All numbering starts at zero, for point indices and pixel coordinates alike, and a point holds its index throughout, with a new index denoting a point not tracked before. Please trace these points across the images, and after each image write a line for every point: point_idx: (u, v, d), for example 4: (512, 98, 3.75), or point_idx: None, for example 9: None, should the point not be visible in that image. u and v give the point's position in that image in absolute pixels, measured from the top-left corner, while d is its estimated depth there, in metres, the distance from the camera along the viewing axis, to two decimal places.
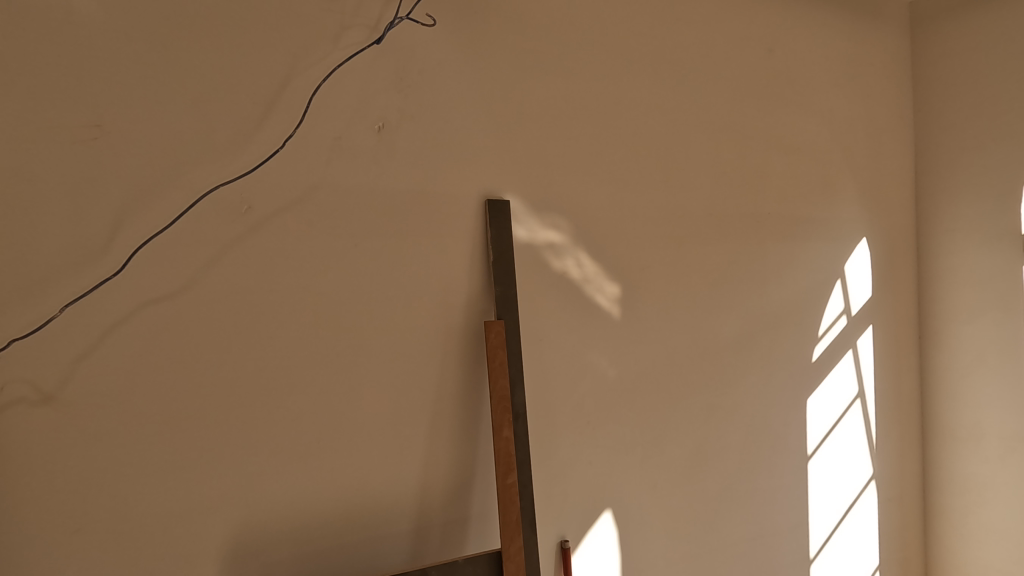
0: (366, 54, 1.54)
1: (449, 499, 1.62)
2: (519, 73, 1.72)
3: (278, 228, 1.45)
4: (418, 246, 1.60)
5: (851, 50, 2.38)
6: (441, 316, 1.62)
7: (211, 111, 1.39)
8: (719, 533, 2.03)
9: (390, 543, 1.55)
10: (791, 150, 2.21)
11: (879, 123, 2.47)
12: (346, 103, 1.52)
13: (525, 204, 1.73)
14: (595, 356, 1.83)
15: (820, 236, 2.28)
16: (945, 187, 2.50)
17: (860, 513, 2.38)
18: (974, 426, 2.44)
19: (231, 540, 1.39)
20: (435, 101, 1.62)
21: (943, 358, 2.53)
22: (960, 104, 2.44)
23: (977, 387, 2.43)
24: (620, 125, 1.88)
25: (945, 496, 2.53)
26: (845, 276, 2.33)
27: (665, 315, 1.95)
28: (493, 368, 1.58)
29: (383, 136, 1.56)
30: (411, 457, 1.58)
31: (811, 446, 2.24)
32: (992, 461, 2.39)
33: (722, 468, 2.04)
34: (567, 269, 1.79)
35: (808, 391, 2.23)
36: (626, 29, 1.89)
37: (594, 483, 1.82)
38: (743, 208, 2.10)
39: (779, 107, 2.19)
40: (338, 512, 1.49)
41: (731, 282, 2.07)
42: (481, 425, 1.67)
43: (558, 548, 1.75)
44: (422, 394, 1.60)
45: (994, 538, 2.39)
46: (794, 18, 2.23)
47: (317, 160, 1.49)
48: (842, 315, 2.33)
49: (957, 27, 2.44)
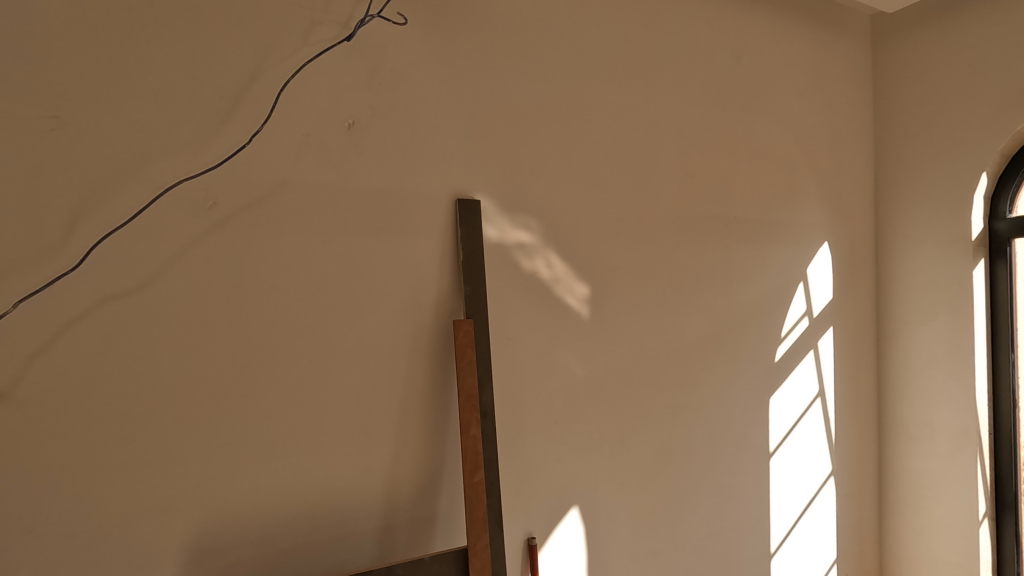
0: (336, 51, 1.54)
1: (416, 497, 1.62)
2: (491, 74, 1.73)
3: (244, 224, 1.43)
4: (388, 244, 1.60)
5: (816, 59, 2.45)
6: (410, 314, 1.63)
7: (176, 105, 1.37)
8: (684, 528, 2.08)
9: (356, 541, 1.55)
10: (758, 156, 2.27)
11: (842, 131, 2.55)
12: (315, 100, 1.51)
13: (495, 204, 1.74)
14: (564, 355, 1.85)
15: (785, 240, 2.34)
16: (903, 194, 2.60)
17: (819, 509, 2.45)
18: (927, 424, 2.54)
19: (193, 539, 1.37)
20: (407, 100, 1.62)
21: (899, 359, 2.62)
22: (918, 115, 2.54)
23: (931, 387, 2.53)
24: (591, 127, 1.91)
25: (899, 491, 2.63)
26: (808, 279, 2.40)
27: (634, 315, 1.98)
28: (462, 367, 1.59)
29: (353, 134, 1.55)
30: (378, 455, 1.58)
31: (773, 443, 2.30)
32: (942, 457, 2.49)
33: (686, 466, 2.09)
34: (537, 269, 1.81)
35: (771, 390, 2.29)
36: (598, 34, 1.92)
37: (562, 480, 1.84)
38: (710, 212, 2.14)
39: (746, 114, 2.24)
40: (304, 511, 1.49)
41: (700, 284, 2.12)
42: (450, 423, 1.67)
43: (525, 545, 1.77)
44: (390, 393, 1.60)
45: (944, 531, 2.49)
46: (761, 27, 2.29)
47: (285, 156, 1.48)
48: (804, 316, 2.41)
49: (916, 41, 2.53)
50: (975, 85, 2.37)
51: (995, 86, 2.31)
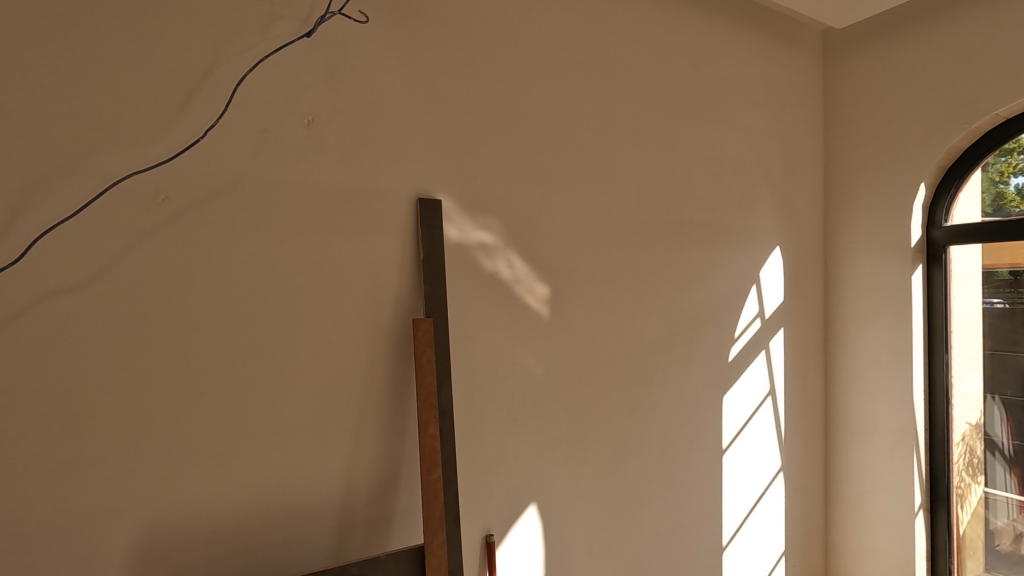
0: (295, 47, 1.52)
1: (372, 496, 1.62)
2: (454, 74, 1.75)
3: (197, 220, 1.40)
4: (346, 242, 1.59)
5: (770, 69, 2.55)
6: (368, 313, 1.62)
7: (127, 96, 1.33)
8: (639, 524, 2.13)
9: (311, 540, 1.54)
10: (714, 162, 2.35)
11: (794, 141, 2.66)
12: (273, 95, 1.50)
13: (456, 203, 1.76)
14: (524, 354, 1.88)
15: (738, 243, 2.42)
16: (850, 201, 2.72)
17: (769, 504, 2.55)
18: (869, 421, 2.67)
19: (140, 541, 1.34)
20: (368, 98, 1.62)
21: (845, 359, 2.75)
22: (865, 127, 2.67)
23: (873, 386, 2.65)
24: (552, 130, 1.94)
25: (843, 485, 2.76)
26: (760, 282, 2.50)
27: (593, 315, 2.02)
28: (420, 365, 1.59)
29: (312, 130, 1.54)
30: (334, 454, 1.57)
31: (726, 440, 2.38)
32: (882, 452, 2.62)
33: (642, 463, 2.14)
34: (498, 269, 1.83)
35: (724, 388, 2.37)
36: (561, 39, 1.96)
37: (520, 478, 1.87)
38: (668, 216, 2.21)
39: (704, 121, 2.32)
40: (258, 511, 1.47)
41: (657, 284, 2.17)
42: (408, 422, 1.68)
43: (482, 543, 1.79)
44: (347, 391, 1.59)
45: (883, 523, 2.63)
46: (719, 37, 2.37)
47: (242, 152, 1.46)
48: (757, 318, 2.50)
49: (863, 56, 2.66)
50: (915, 100, 2.50)
51: (933, 101, 2.44)
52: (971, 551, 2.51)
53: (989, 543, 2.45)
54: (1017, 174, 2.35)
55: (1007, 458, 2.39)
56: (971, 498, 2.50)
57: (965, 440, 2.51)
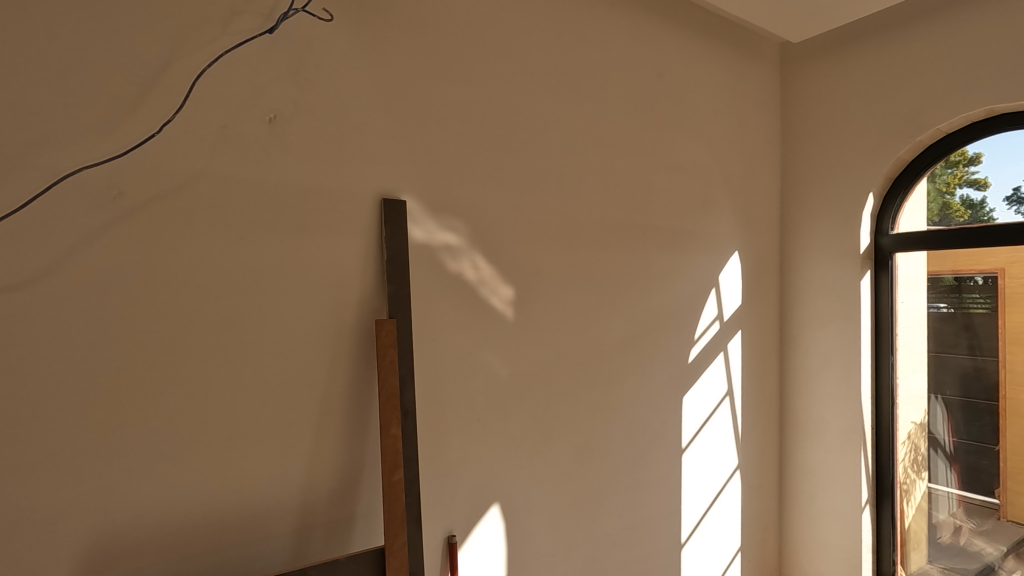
0: (258, 42, 1.50)
1: (333, 498, 1.61)
2: (421, 76, 1.75)
3: (152, 217, 1.37)
4: (308, 242, 1.57)
5: (731, 80, 2.64)
6: (331, 313, 1.61)
7: (79, 87, 1.29)
8: (600, 522, 2.17)
9: (270, 544, 1.51)
10: (676, 168, 2.41)
11: (753, 149, 2.76)
12: (234, 92, 1.47)
13: (422, 204, 1.76)
14: (488, 355, 1.89)
15: (698, 247, 2.49)
16: (805, 209, 2.83)
17: (726, 501, 2.63)
18: (821, 420, 2.78)
19: (88, 546, 1.30)
20: (333, 97, 1.60)
21: (799, 361, 2.86)
22: (819, 137, 2.78)
23: (825, 386, 2.76)
24: (519, 133, 1.96)
25: (797, 483, 2.87)
26: (719, 285, 2.57)
27: (556, 317, 2.05)
28: (383, 366, 1.59)
29: (274, 128, 1.52)
30: (294, 456, 1.55)
31: (686, 439, 2.45)
32: (833, 451, 2.74)
33: (604, 462, 2.18)
34: (463, 270, 1.84)
35: (684, 388, 2.43)
36: (528, 43, 1.98)
37: (483, 478, 1.87)
38: (632, 219, 2.26)
39: (666, 128, 2.38)
40: (214, 514, 1.44)
41: (620, 287, 2.22)
42: (371, 423, 1.67)
43: (445, 544, 1.79)
44: (309, 392, 1.58)
45: (833, 518, 2.73)
46: (682, 47, 2.43)
47: (200, 148, 1.42)
48: (716, 320, 2.57)
49: (818, 70, 2.78)
50: (866, 113, 2.62)
51: (883, 115, 2.56)
52: (915, 544, 2.64)
53: (932, 536, 2.59)
54: (962, 185, 2.47)
55: (948, 454, 2.53)
56: (916, 492, 2.63)
57: (911, 438, 2.64)
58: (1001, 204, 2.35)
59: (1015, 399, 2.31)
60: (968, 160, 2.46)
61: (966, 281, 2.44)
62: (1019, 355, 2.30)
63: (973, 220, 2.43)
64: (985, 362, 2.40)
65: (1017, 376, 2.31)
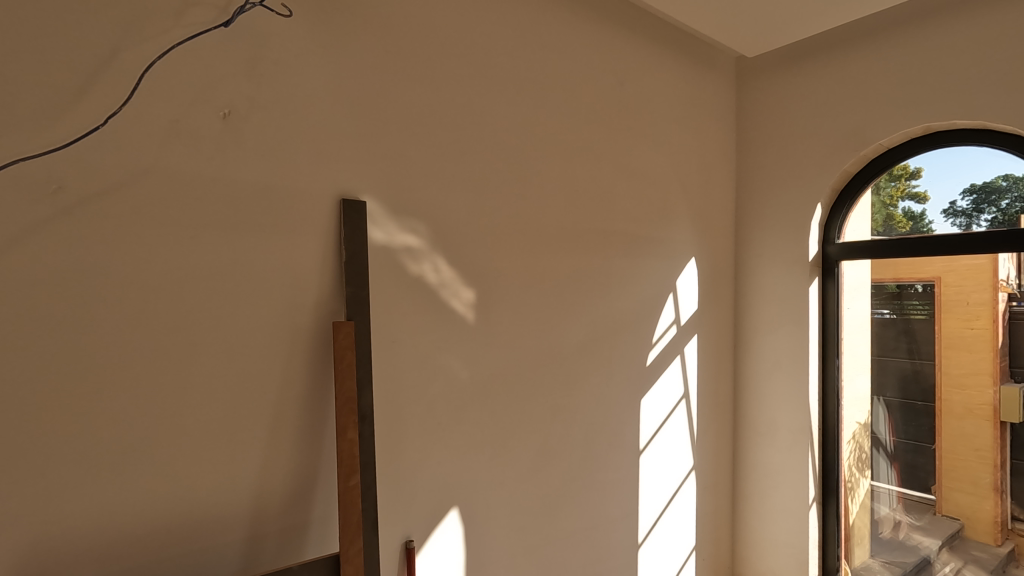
0: (213, 35, 1.45)
1: (286, 504, 1.57)
2: (383, 76, 1.74)
3: (95, 212, 1.31)
4: (263, 242, 1.53)
5: (689, 91, 2.72)
6: (286, 315, 1.57)
7: (17, 74, 1.22)
8: (558, 524, 2.18)
9: (217, 554, 1.46)
10: (636, 175, 2.46)
11: (709, 159, 2.84)
12: (186, 85, 1.42)
13: (382, 205, 1.74)
14: (448, 358, 1.88)
15: (656, 253, 2.55)
16: (758, 217, 2.93)
17: (681, 502, 2.69)
18: (772, 421, 2.88)
19: (19, 561, 1.22)
20: (291, 94, 1.57)
21: (752, 364, 2.95)
22: (772, 149, 2.89)
23: (776, 389, 2.86)
24: (481, 136, 1.97)
25: (749, 482, 2.96)
26: (676, 290, 2.64)
27: (517, 320, 2.06)
28: (340, 369, 1.56)
29: (229, 124, 1.48)
30: (246, 462, 1.51)
31: (643, 441, 2.49)
32: (783, 450, 2.84)
33: (563, 464, 2.20)
34: (423, 273, 1.83)
35: (642, 391, 2.48)
36: (491, 48, 1.99)
37: (442, 482, 1.86)
38: (592, 225, 2.29)
39: (627, 136, 2.43)
40: (158, 523, 1.39)
41: (580, 291, 2.25)
42: (326, 427, 1.64)
43: (402, 550, 1.76)
44: (262, 396, 1.53)
45: (783, 516, 2.83)
46: (642, 57, 2.49)
47: (149, 142, 1.37)
48: (673, 324, 2.64)
49: (771, 85, 2.90)
50: (815, 127, 2.74)
51: (830, 129, 2.69)
52: (859, 540, 2.76)
53: (874, 532, 2.71)
54: (904, 198, 2.60)
55: (889, 453, 2.66)
56: (860, 490, 2.75)
57: (855, 438, 2.76)
58: (940, 216, 2.49)
59: (949, 400, 2.47)
60: (910, 174, 2.59)
61: (907, 288, 2.57)
62: (953, 358, 2.45)
63: (914, 231, 2.56)
64: (922, 365, 2.55)
65: (951, 378, 2.46)
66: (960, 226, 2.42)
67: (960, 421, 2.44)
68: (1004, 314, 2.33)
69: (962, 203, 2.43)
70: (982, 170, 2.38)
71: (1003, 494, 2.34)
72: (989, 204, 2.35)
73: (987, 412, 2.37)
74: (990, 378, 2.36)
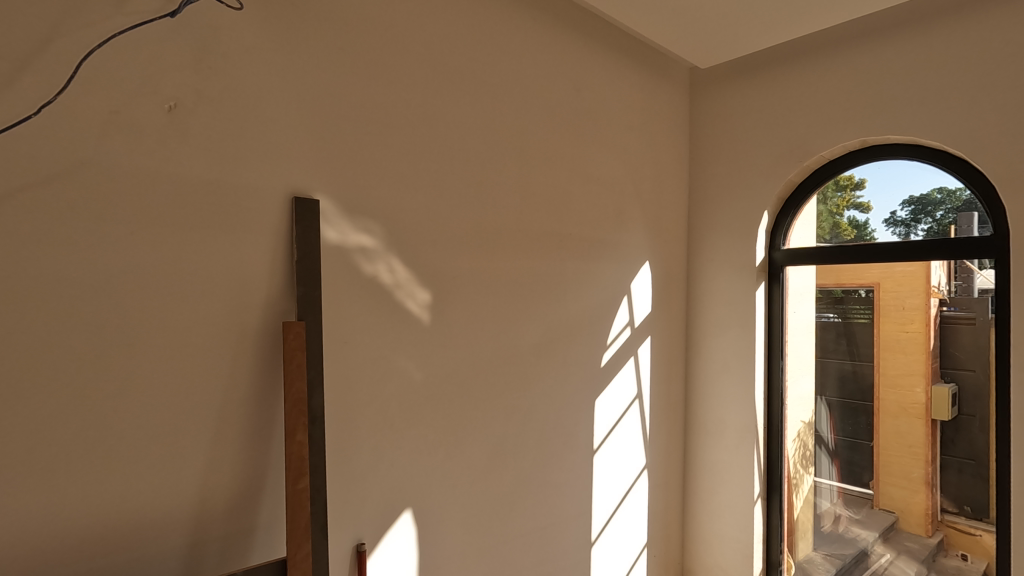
0: (157, 25, 1.41)
1: (231, 509, 1.52)
2: (337, 73, 1.72)
3: (24, 207, 1.24)
4: (210, 239, 1.49)
5: (644, 99, 2.79)
6: (234, 315, 1.53)
7: None
8: (512, 524, 2.20)
9: (157, 561, 1.41)
10: (592, 179, 2.52)
11: (663, 166, 2.93)
12: (128, 75, 1.37)
13: (336, 204, 1.72)
14: (402, 360, 1.87)
15: (611, 256, 2.60)
16: (710, 223, 3.03)
17: (633, 500, 2.75)
18: (721, 421, 2.97)
19: None
20: (240, 89, 1.53)
21: (702, 365, 3.05)
22: (722, 158, 3.00)
23: (726, 390, 2.96)
24: (439, 137, 1.97)
25: (699, 480, 3.05)
26: (630, 293, 2.70)
27: (472, 321, 2.07)
28: (289, 370, 1.53)
29: (174, 118, 1.43)
30: (190, 465, 1.46)
31: (597, 440, 2.54)
32: (730, 449, 2.94)
33: (517, 464, 2.22)
34: (378, 273, 1.81)
35: (596, 392, 2.53)
36: (448, 50, 2.00)
37: (395, 483, 1.85)
38: (548, 228, 2.32)
39: (583, 141, 2.48)
40: (93, 531, 1.33)
41: (536, 293, 2.28)
42: (275, 429, 1.61)
43: (353, 552, 1.74)
44: (206, 397, 1.49)
45: (730, 512, 2.93)
46: (599, 64, 2.55)
47: (85, 135, 1.31)
48: (627, 326, 2.70)
49: (722, 96, 3.01)
50: (763, 138, 2.85)
51: (777, 140, 2.80)
52: (802, 533, 2.88)
53: (816, 525, 2.84)
54: (849, 208, 2.72)
55: (830, 450, 2.79)
56: (803, 485, 2.87)
57: (800, 436, 2.89)
58: (881, 225, 2.62)
59: (886, 399, 2.61)
60: (855, 185, 2.72)
61: (850, 293, 2.72)
62: (889, 360, 2.60)
63: (858, 239, 2.69)
64: (861, 366, 2.68)
65: (888, 378, 2.60)
66: (899, 235, 2.57)
67: (895, 419, 2.58)
68: (935, 318, 2.46)
69: (901, 214, 2.57)
70: (918, 182, 2.52)
71: (934, 488, 2.48)
72: (925, 215, 2.49)
73: (919, 411, 2.51)
74: (922, 379, 2.50)
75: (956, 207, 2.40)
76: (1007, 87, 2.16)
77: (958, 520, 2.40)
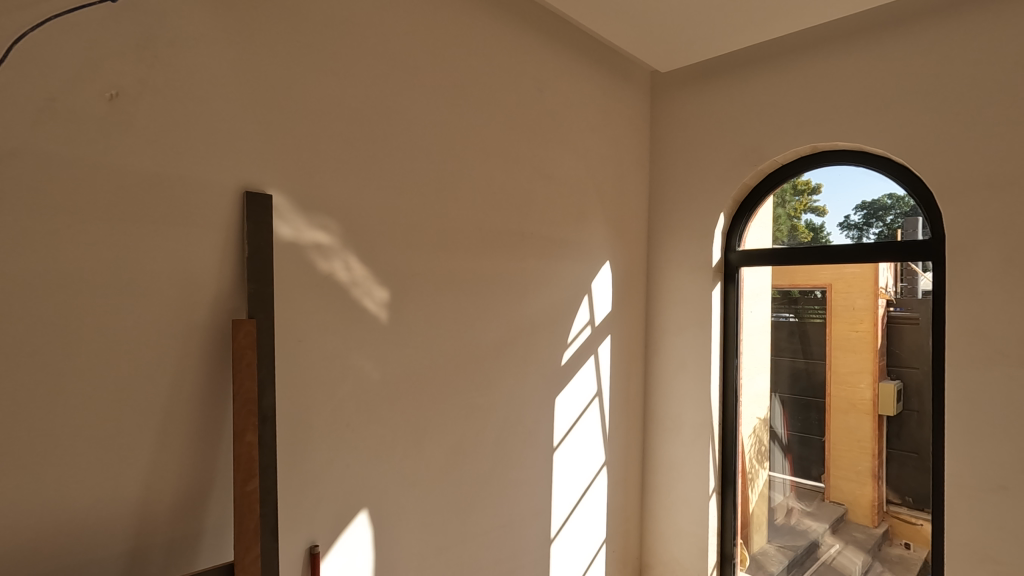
0: (97, 10, 1.35)
1: (177, 512, 1.47)
2: (293, 65, 1.68)
3: None
4: (154, 233, 1.44)
5: (606, 101, 2.83)
6: (180, 312, 1.48)
7: None
8: (471, 523, 2.20)
9: (95, 567, 1.35)
10: (554, 179, 2.54)
11: (625, 168, 2.98)
12: (65, 61, 1.30)
13: (290, 200, 1.68)
14: (359, 359, 1.85)
15: (572, 256, 2.63)
16: (670, 224, 3.09)
17: (593, 496, 2.78)
18: (678, 417, 3.04)
19: None
20: (188, 79, 1.48)
21: (661, 363, 3.11)
22: (681, 160, 3.07)
23: (683, 388, 3.02)
24: (398, 133, 1.95)
25: (658, 475, 3.11)
26: (591, 292, 2.74)
27: (432, 320, 2.06)
28: (239, 370, 1.48)
29: (116, 107, 1.37)
30: (132, 468, 1.41)
31: (557, 438, 2.56)
32: (687, 445, 3.01)
33: (475, 463, 2.21)
34: (334, 271, 1.78)
35: (557, 390, 2.55)
36: (408, 45, 1.98)
37: (351, 483, 1.82)
38: (510, 227, 2.33)
39: (545, 141, 2.50)
40: (23, 539, 1.26)
41: (496, 292, 2.28)
42: (223, 430, 1.56)
43: (307, 554, 1.71)
44: (150, 397, 1.43)
45: (687, 507, 2.99)
46: (561, 65, 2.58)
47: (18, 122, 1.25)
48: (587, 325, 2.73)
49: (682, 100, 3.08)
50: (721, 141, 2.92)
51: (734, 144, 2.88)
52: (757, 526, 2.97)
53: (770, 519, 2.93)
54: (806, 211, 2.81)
55: (784, 445, 2.88)
56: (758, 480, 2.96)
57: (755, 432, 2.97)
58: (836, 229, 2.71)
59: (836, 395, 2.71)
60: (811, 189, 2.80)
61: (805, 293, 2.81)
62: (840, 358, 2.70)
63: (813, 242, 2.78)
64: (814, 364, 2.78)
65: (838, 376, 2.70)
66: (852, 238, 2.66)
67: (844, 415, 2.68)
68: (882, 318, 2.56)
69: (854, 217, 2.66)
70: (869, 188, 2.62)
71: (880, 480, 2.59)
72: (877, 219, 2.59)
73: (866, 407, 2.61)
74: (870, 376, 2.61)
75: (904, 212, 2.50)
76: (948, 98, 2.27)
77: (901, 511, 2.50)
